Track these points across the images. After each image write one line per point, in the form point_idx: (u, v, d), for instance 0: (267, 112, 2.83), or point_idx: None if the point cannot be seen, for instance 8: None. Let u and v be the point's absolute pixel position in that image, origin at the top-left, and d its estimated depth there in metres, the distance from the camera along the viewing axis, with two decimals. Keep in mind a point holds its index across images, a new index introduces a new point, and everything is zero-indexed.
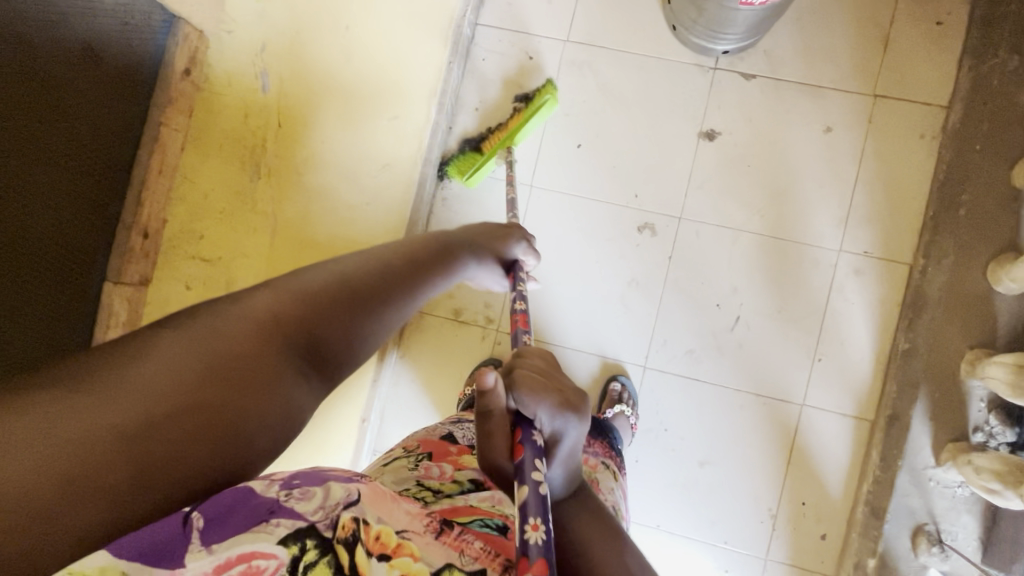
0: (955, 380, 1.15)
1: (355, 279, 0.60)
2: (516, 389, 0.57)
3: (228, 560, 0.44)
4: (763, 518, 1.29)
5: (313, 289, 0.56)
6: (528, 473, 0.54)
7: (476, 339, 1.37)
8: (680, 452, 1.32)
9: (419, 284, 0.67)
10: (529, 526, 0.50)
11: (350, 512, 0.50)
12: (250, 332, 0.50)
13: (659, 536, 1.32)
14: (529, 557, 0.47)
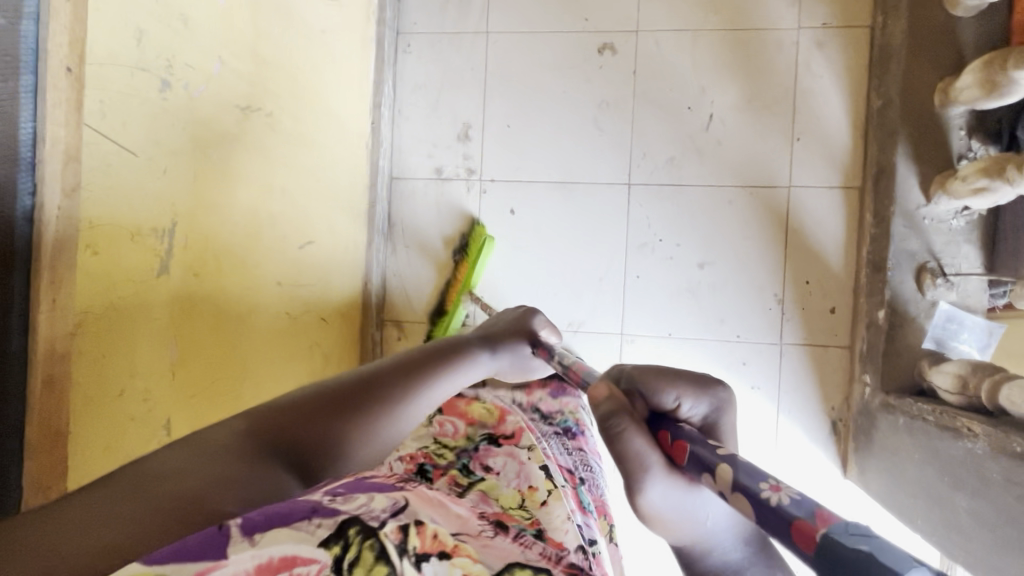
0: (931, 116, 1.14)
1: (356, 387, 0.63)
2: (641, 385, 0.49)
3: (269, 563, 0.38)
4: (770, 305, 1.31)
5: (308, 400, 0.60)
6: (713, 456, 0.43)
7: (462, 192, 1.40)
8: (678, 258, 1.33)
9: (419, 386, 0.67)
10: (769, 490, 0.39)
11: (398, 518, 0.46)
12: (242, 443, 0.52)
13: (672, 345, 1.34)
14: (802, 518, 0.37)
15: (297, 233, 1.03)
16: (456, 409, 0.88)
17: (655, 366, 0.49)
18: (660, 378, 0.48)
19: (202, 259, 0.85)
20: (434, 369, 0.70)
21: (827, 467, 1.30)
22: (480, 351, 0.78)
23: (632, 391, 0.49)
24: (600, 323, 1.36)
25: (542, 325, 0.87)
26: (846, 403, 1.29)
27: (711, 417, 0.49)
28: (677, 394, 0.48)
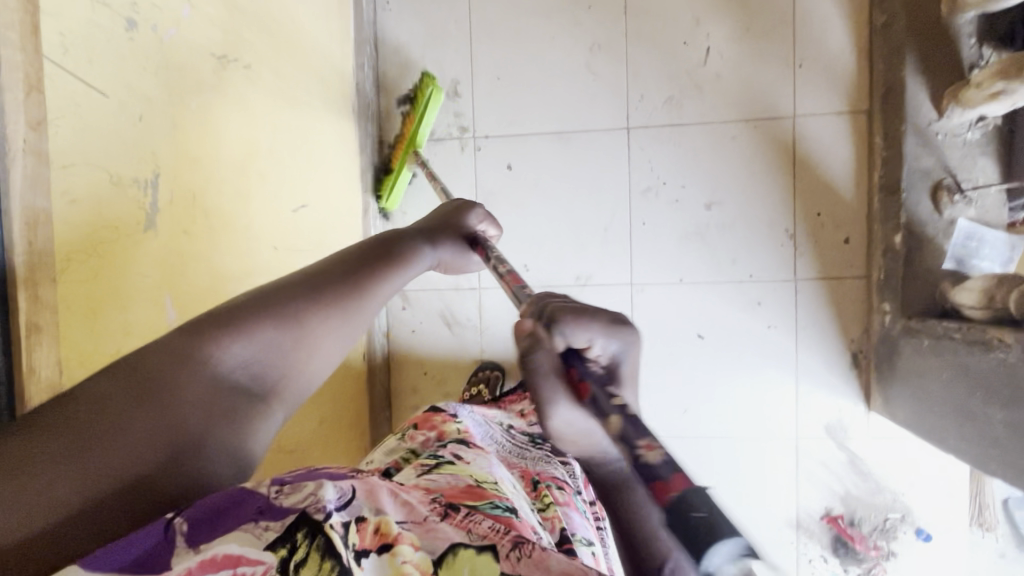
0: (939, 27, 1.09)
1: (299, 296, 0.55)
2: (559, 320, 0.51)
3: (213, 560, 0.40)
4: (782, 241, 1.27)
5: (253, 321, 0.51)
6: (607, 405, 0.45)
7: (456, 152, 1.36)
8: (684, 201, 1.29)
9: (365, 288, 0.61)
10: (644, 449, 0.40)
11: (342, 513, 0.47)
12: (209, 386, 0.47)
13: (684, 290, 1.31)
14: (664, 477, 0.37)
15: (290, 195, 0.96)
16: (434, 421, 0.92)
17: (572, 307, 0.51)
18: (577, 322, 0.50)
19: (184, 203, 0.73)
20: (376, 267, 0.64)
21: (850, 400, 1.27)
22: (419, 246, 0.74)
23: (550, 324, 0.51)
24: (609, 274, 1.33)
25: (481, 219, 0.90)
26: (866, 334, 1.26)
27: (617, 359, 0.51)
28: (587, 335, 0.50)
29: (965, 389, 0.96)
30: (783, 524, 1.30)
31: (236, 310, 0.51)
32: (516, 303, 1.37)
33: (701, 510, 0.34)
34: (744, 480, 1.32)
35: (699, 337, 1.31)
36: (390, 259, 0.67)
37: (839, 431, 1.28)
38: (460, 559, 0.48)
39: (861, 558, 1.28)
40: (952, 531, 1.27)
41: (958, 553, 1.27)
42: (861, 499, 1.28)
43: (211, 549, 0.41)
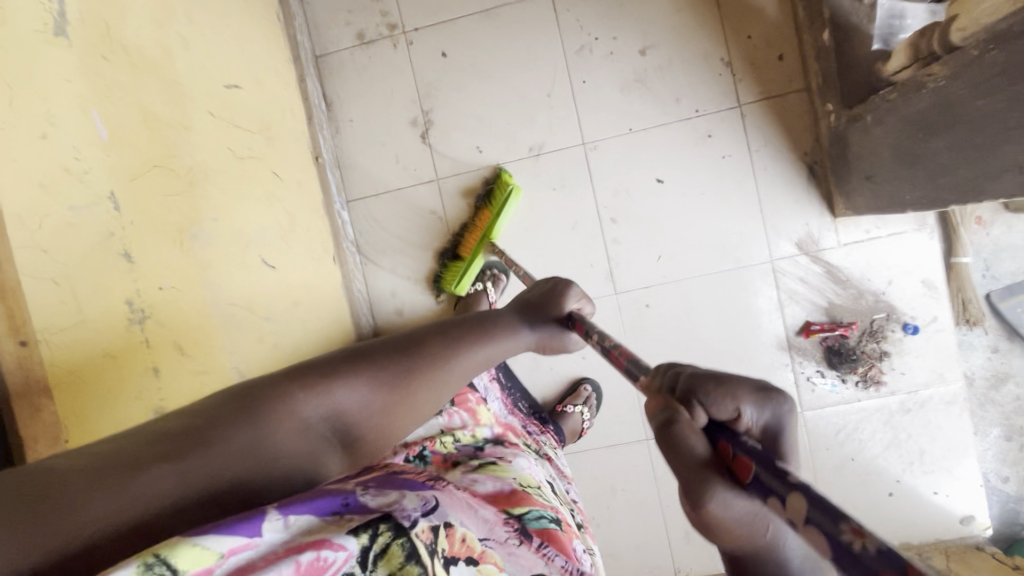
0: None
1: (387, 365, 0.58)
2: (697, 391, 0.44)
3: (300, 545, 0.37)
4: (721, 71, 1.29)
5: (347, 376, 0.55)
6: (785, 479, 0.37)
7: (390, 52, 1.37)
8: (619, 52, 1.31)
9: (444, 366, 0.61)
10: (849, 533, 0.32)
11: (429, 519, 0.48)
12: (305, 422, 0.50)
13: (636, 139, 1.32)
14: (895, 563, 0.30)
15: (220, 70, 0.96)
16: (470, 403, 0.97)
17: (712, 374, 0.44)
18: (723, 391, 0.43)
19: (109, 46, 0.70)
20: (458, 340, 0.64)
21: (816, 212, 1.29)
22: (508, 319, 0.71)
23: (691, 402, 0.43)
24: (561, 139, 1.34)
25: (578, 298, 0.76)
26: (817, 145, 1.28)
27: (771, 431, 0.42)
28: (735, 406, 0.43)
29: (914, 133, 0.98)
30: (776, 348, 1.32)
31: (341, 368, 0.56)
32: (477, 188, 1.37)
33: None
34: (729, 313, 1.33)
35: (659, 182, 1.33)
36: (473, 332, 0.66)
37: (811, 245, 1.30)
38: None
39: (856, 364, 1.29)
40: (939, 321, 1.28)
41: (948, 340, 1.28)
42: (845, 307, 1.29)
43: (302, 530, 0.39)
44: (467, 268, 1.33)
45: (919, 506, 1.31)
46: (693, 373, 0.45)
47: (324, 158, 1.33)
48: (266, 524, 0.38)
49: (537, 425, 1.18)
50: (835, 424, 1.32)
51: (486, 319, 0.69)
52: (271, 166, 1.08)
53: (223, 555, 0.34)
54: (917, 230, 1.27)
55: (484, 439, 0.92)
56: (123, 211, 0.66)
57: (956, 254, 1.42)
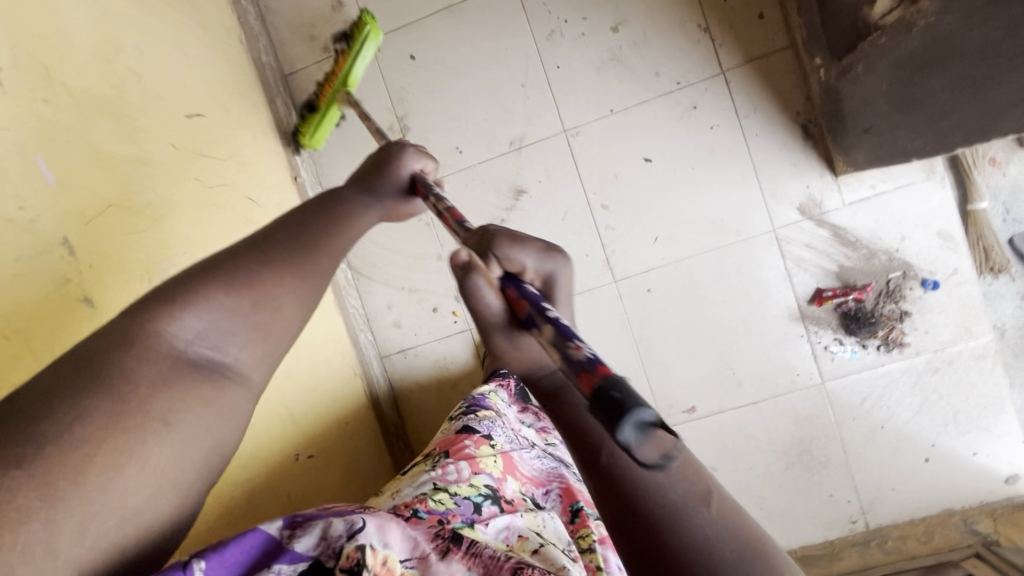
0: None
1: (245, 263, 0.50)
2: (493, 255, 0.57)
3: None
4: (699, 39, 1.23)
5: (204, 287, 0.47)
6: (540, 312, 0.50)
7: None
8: (591, 32, 1.26)
9: (311, 249, 0.56)
10: (574, 346, 0.44)
11: (354, 540, 0.55)
12: (173, 349, 0.43)
13: (618, 120, 1.27)
14: (591, 366, 0.41)
15: (180, 100, 0.94)
16: (466, 448, 0.91)
17: (509, 234, 0.60)
18: (511, 248, 0.58)
19: (50, 88, 0.68)
20: (312, 223, 0.59)
21: (816, 174, 1.23)
22: (356, 199, 0.67)
23: (489, 257, 0.57)
24: (542, 129, 1.30)
25: (418, 162, 0.76)
26: (810, 103, 1.22)
27: (546, 277, 0.60)
28: (519, 259, 0.58)
29: (911, 77, 0.92)
30: (788, 320, 1.26)
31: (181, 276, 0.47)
32: (461, 189, 1.33)
33: (619, 390, 0.37)
34: (735, 289, 1.27)
35: (648, 162, 1.27)
36: (330, 212, 0.62)
37: (814, 208, 1.23)
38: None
39: (876, 328, 1.23)
40: (960, 272, 1.21)
41: (972, 292, 1.21)
42: (857, 269, 1.23)
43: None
44: (319, 118, 1.25)
45: (959, 470, 1.24)
46: (496, 234, 0.59)
47: (304, 177, 1.31)
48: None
49: (554, 450, 1.05)
50: (860, 393, 1.26)
51: (330, 200, 0.64)
52: (247, 191, 1.07)
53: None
54: (927, 179, 1.20)
55: (484, 489, 0.83)
56: (79, 256, 0.65)
57: (972, 200, 1.34)
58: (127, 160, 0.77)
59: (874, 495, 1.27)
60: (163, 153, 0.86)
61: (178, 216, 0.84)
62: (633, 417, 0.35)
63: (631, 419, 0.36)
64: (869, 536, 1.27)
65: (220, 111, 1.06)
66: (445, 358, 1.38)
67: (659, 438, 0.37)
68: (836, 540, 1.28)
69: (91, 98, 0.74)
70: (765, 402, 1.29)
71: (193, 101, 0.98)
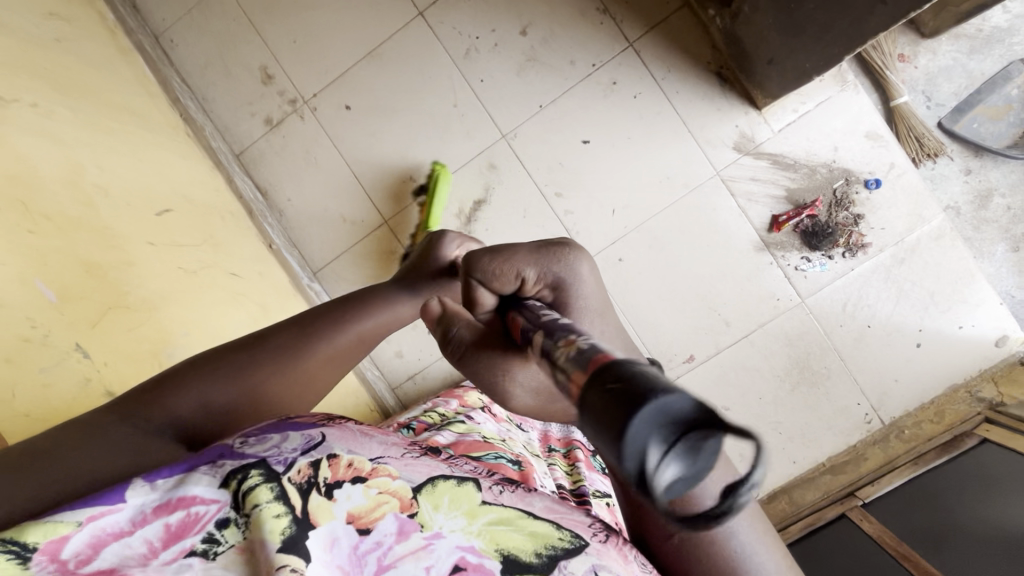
0: None
1: (236, 358, 0.61)
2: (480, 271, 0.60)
3: (169, 502, 0.37)
4: (601, 21, 1.32)
5: (191, 382, 0.58)
6: (544, 324, 0.46)
7: (300, 124, 1.43)
8: (503, 41, 1.35)
9: (295, 344, 0.64)
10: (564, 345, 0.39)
11: (310, 455, 0.43)
12: (175, 419, 0.56)
13: (549, 113, 1.36)
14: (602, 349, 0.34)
15: (146, 200, 1.02)
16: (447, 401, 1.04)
17: (493, 251, 0.61)
18: (502, 261, 0.59)
19: (34, 219, 0.75)
20: (320, 321, 0.68)
21: (740, 112, 1.31)
22: (378, 294, 0.74)
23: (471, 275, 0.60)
24: (482, 140, 1.38)
25: (457, 242, 0.80)
26: (717, 51, 1.30)
27: (548, 277, 0.59)
28: (516, 269, 0.59)
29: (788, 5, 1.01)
30: (755, 252, 1.33)
31: (201, 361, 0.61)
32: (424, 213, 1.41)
33: (614, 379, 0.28)
34: (698, 236, 1.35)
35: (586, 143, 1.35)
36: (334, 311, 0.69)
37: (749, 144, 1.31)
38: (441, 488, 0.47)
39: (836, 237, 1.30)
40: (897, 166, 1.29)
41: (913, 180, 1.29)
42: (804, 188, 1.30)
43: (171, 487, 0.38)
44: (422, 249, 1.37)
45: (952, 346, 1.30)
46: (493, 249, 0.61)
47: (277, 243, 1.39)
48: (129, 492, 0.37)
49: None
50: (840, 300, 1.32)
51: (358, 296, 0.73)
52: (229, 266, 1.15)
53: (80, 523, 0.35)
54: (842, 91, 1.29)
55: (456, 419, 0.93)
56: (93, 355, 0.73)
57: (893, 97, 1.42)
58: (115, 265, 0.85)
59: (881, 391, 1.33)
60: (144, 251, 0.94)
61: (172, 304, 0.92)
62: (637, 442, 0.25)
63: (648, 437, 0.25)
64: (887, 431, 1.32)
65: (186, 204, 1.14)
66: (452, 373, 1.44)
67: (709, 453, 0.26)
68: (858, 443, 1.33)
69: (70, 218, 0.82)
70: (755, 332, 1.35)
71: (160, 199, 1.06)
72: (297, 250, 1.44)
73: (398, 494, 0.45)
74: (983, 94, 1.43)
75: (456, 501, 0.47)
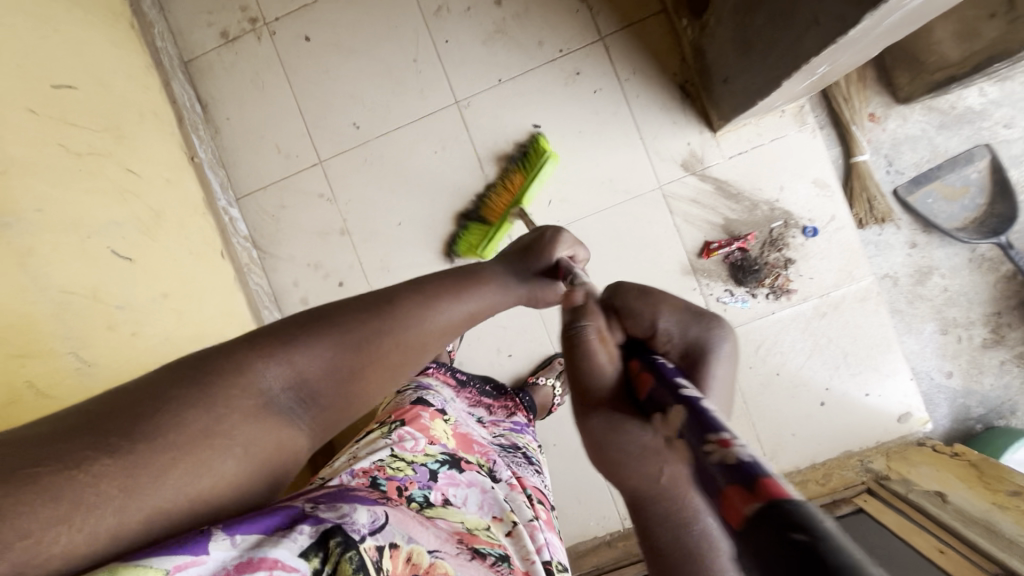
0: None
1: (364, 321, 0.51)
2: (620, 307, 0.52)
3: (252, 561, 0.39)
4: (576, 8, 1.29)
5: (312, 337, 0.48)
6: (676, 393, 0.41)
7: (255, 45, 1.37)
8: (476, 6, 1.31)
9: (421, 321, 0.55)
10: (717, 443, 0.33)
11: (376, 538, 0.50)
12: (263, 393, 0.43)
13: (507, 89, 1.32)
14: (765, 472, 0.30)
15: (44, 70, 0.95)
16: (422, 419, 0.80)
17: (640, 289, 0.53)
18: (640, 306, 0.51)
19: None
20: (441, 294, 0.58)
21: (695, 130, 1.28)
22: (496, 275, 0.66)
23: (608, 314, 0.52)
24: (435, 102, 1.34)
25: (568, 245, 0.72)
26: (683, 64, 1.28)
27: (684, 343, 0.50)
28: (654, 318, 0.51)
29: (742, 20, 0.97)
30: (681, 275, 1.30)
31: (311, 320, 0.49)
32: (361, 164, 1.36)
33: (797, 532, 0.25)
34: (629, 247, 1.31)
35: (536, 128, 1.32)
36: (451, 283, 0.60)
37: (697, 164, 1.29)
38: None
39: (762, 276, 1.27)
40: (837, 218, 1.26)
41: (850, 237, 1.26)
42: (741, 221, 1.27)
43: (251, 546, 0.40)
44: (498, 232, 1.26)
45: (855, 412, 1.27)
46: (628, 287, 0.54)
47: (202, 157, 1.33)
48: (211, 543, 0.37)
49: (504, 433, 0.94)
50: (754, 341, 1.29)
51: (472, 270, 0.64)
52: (126, 165, 1.08)
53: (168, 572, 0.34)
54: (800, 131, 1.27)
55: (442, 456, 0.74)
56: None
57: (854, 153, 1.40)
58: None
59: (776, 442, 1.29)
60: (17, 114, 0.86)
61: (31, 177, 0.85)
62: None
63: None
64: None
65: (96, 89, 1.08)
66: None
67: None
68: None
69: None
70: None
71: (61, 74, 1.00)
72: (220, 170, 1.38)
73: None
74: (943, 170, 1.40)
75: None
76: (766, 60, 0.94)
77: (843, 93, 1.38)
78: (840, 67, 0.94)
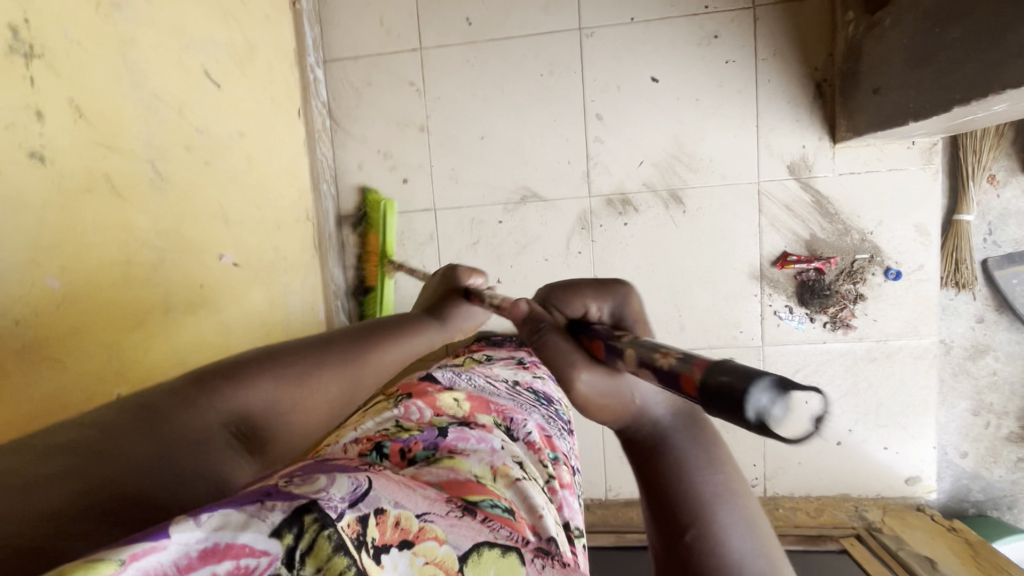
0: None
1: (274, 372, 0.54)
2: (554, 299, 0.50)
3: (218, 548, 0.30)
4: None
5: (222, 389, 0.50)
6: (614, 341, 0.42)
7: None
8: None
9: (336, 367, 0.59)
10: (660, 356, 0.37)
11: (356, 509, 0.40)
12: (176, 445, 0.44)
13: (636, 30, 1.22)
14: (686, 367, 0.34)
15: None
16: (429, 391, 0.83)
17: (562, 284, 0.51)
18: (569, 292, 0.49)
19: None
20: (363, 342, 0.63)
21: (814, 135, 1.20)
22: (417, 321, 0.71)
23: (544, 308, 0.50)
24: (557, 21, 1.24)
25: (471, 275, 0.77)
26: (829, 61, 1.18)
27: (619, 316, 0.47)
28: (584, 304, 0.48)
29: (930, 28, 0.88)
30: (747, 277, 1.25)
31: (224, 372, 0.52)
32: (461, 64, 1.28)
33: (723, 374, 0.31)
34: (703, 234, 1.26)
35: (653, 82, 1.23)
36: (367, 330, 0.65)
37: (804, 171, 1.21)
38: (485, 560, 0.46)
39: (828, 303, 1.23)
40: (924, 269, 1.21)
41: (929, 292, 1.21)
42: (827, 242, 1.22)
43: (218, 528, 0.31)
44: (380, 292, 1.31)
45: (867, 460, 1.26)
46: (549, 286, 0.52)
47: (302, 6, 1.24)
48: (174, 527, 0.30)
49: (532, 393, 0.92)
50: (794, 363, 1.26)
51: (395, 318, 0.70)
52: None
53: (122, 562, 0.27)
54: (921, 168, 1.18)
55: (448, 419, 0.74)
56: None
57: (959, 210, 1.32)
58: None
59: (780, 465, 1.29)
60: None
61: None
62: (753, 394, 0.28)
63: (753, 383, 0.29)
64: (763, 501, 1.29)
65: None
66: (402, 232, 1.35)
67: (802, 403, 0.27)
68: None
69: None
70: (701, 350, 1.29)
71: None
72: (315, 25, 1.29)
73: (447, 567, 0.44)
74: None
75: (501, 575, 0.46)
76: (943, 77, 0.86)
77: (973, 145, 1.29)
78: (1019, 110, 0.86)
